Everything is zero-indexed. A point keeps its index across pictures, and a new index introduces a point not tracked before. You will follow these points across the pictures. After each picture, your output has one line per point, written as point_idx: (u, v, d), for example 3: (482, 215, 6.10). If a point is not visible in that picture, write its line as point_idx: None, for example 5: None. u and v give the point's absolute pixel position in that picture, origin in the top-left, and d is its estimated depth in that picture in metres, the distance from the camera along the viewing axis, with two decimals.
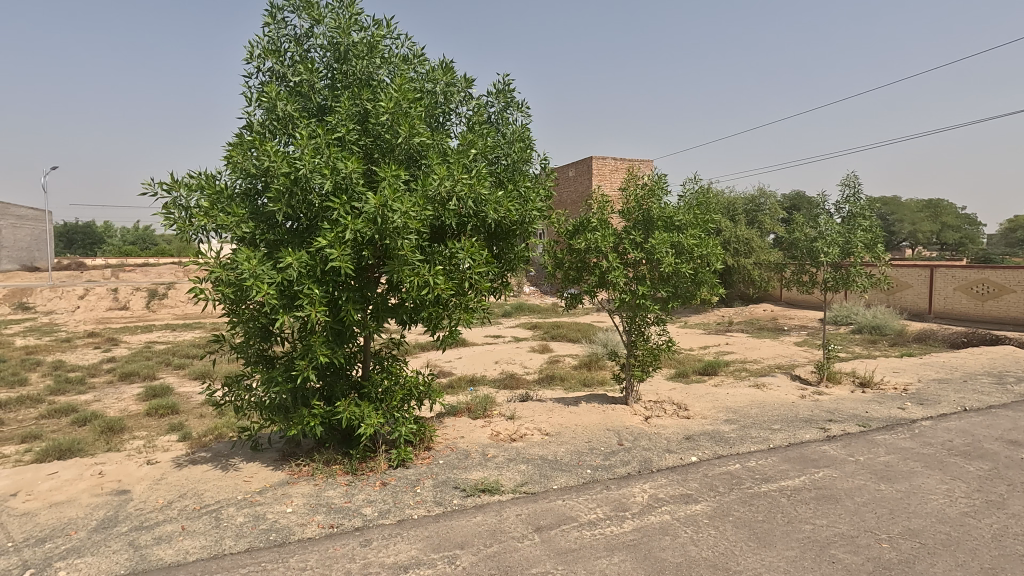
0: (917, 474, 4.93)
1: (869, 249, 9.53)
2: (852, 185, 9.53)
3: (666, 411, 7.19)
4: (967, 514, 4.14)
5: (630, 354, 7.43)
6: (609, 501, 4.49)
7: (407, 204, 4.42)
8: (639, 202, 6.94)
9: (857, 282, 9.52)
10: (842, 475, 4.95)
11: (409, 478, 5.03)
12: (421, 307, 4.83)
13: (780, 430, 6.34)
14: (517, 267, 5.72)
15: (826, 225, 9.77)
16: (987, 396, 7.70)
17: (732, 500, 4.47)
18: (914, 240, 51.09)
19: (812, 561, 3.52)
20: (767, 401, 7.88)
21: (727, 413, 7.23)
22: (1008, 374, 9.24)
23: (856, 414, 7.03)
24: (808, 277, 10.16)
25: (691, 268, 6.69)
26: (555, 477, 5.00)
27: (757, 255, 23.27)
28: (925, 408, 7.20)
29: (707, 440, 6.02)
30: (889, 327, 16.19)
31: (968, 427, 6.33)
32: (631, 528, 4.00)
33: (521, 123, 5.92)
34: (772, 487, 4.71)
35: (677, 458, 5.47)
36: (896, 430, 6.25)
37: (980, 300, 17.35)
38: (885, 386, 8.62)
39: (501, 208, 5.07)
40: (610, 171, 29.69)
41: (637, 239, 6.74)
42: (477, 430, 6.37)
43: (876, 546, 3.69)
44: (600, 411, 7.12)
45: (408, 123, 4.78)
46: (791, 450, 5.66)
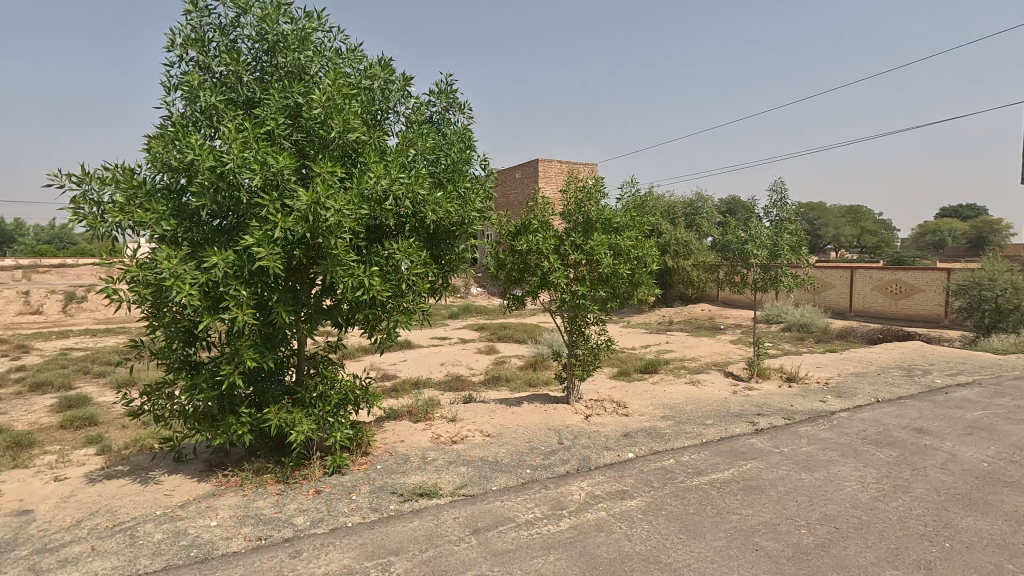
0: (834, 462, 5.26)
1: (795, 252, 10.09)
2: (778, 191, 10.10)
3: (606, 409, 7.35)
4: (877, 498, 4.44)
5: (571, 353, 7.54)
6: (547, 500, 4.53)
7: (341, 202, 4.28)
8: (579, 205, 7.05)
9: (783, 283, 10.06)
10: (768, 466, 5.20)
11: (344, 484, 4.88)
12: (357, 309, 4.70)
13: (712, 425, 6.61)
14: (458, 269, 5.69)
15: (755, 228, 10.27)
16: (897, 388, 8.32)
17: (665, 494, 4.60)
18: (837, 242, 54.60)
19: (737, 549, 3.67)
20: (701, 397, 8.21)
21: (664, 409, 7.48)
22: (916, 367, 10.01)
23: (782, 407, 7.41)
24: (739, 277, 10.63)
25: (629, 269, 6.83)
26: (495, 478, 5.00)
27: (695, 256, 24.22)
28: (844, 400, 7.69)
29: (643, 437, 6.18)
30: (815, 325, 17.19)
31: (880, 416, 6.81)
32: (568, 526, 4.05)
33: (461, 124, 5.92)
34: (703, 480, 4.90)
35: (615, 454, 5.59)
36: (817, 422, 6.64)
37: (894, 298, 18.74)
38: (809, 380, 9.17)
39: (440, 209, 5.02)
40: (556, 173, 30.24)
41: (577, 241, 6.83)
42: (418, 433, 6.29)
43: (796, 532, 3.89)
44: (542, 411, 7.19)
45: (343, 118, 4.63)
46: (722, 444, 5.90)
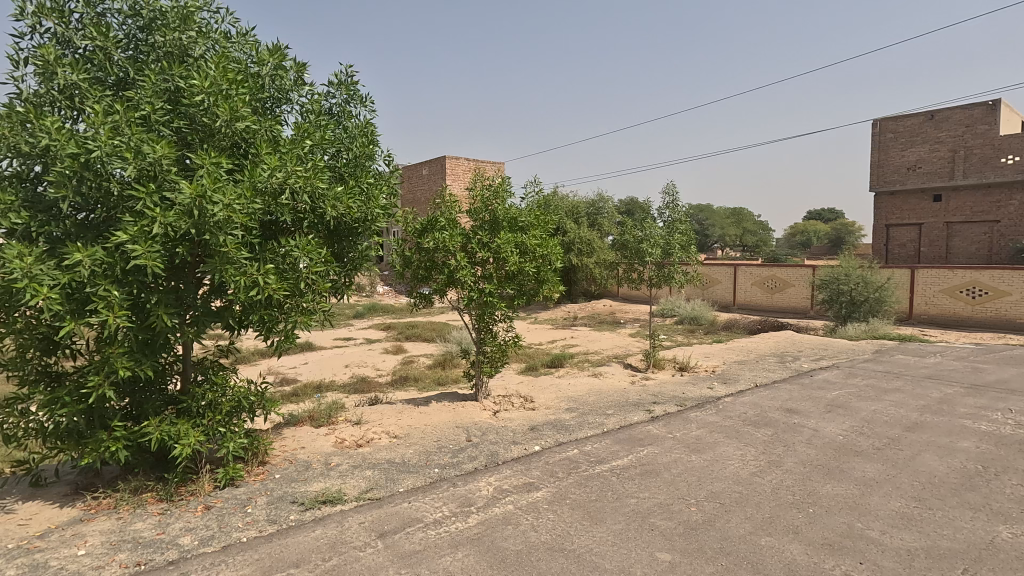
0: (719, 443, 5.74)
1: (685, 250, 10.87)
2: (671, 194, 10.82)
3: (514, 404, 7.49)
4: (755, 473, 4.92)
5: (479, 350, 7.58)
6: (455, 498, 4.53)
7: (231, 196, 3.98)
8: (485, 203, 7.10)
9: (675, 279, 10.79)
10: (662, 451, 5.57)
11: (238, 497, 4.57)
12: (251, 310, 4.41)
13: (613, 414, 6.96)
14: (361, 267, 5.52)
15: (651, 228, 10.93)
16: (772, 373, 9.25)
17: (569, 484, 4.78)
18: (723, 241, 59.40)
19: (634, 530, 3.90)
20: (603, 388, 8.61)
21: (568, 401, 7.75)
22: (787, 354, 11.17)
23: (675, 395, 7.97)
24: (637, 274, 11.25)
25: (534, 267, 6.99)
26: (402, 479, 4.92)
27: (598, 254, 25.28)
28: (728, 386, 8.41)
29: (549, 429, 6.37)
30: (704, 318, 18.61)
31: (758, 400, 7.54)
32: (476, 522, 4.08)
33: (363, 117, 5.75)
34: (604, 467, 5.15)
35: (522, 448, 5.71)
36: (705, 407, 7.21)
37: (770, 292, 20.75)
38: (698, 369, 9.92)
39: (341, 204, 4.84)
40: (463, 171, 30.25)
41: (483, 240, 6.86)
42: (321, 438, 6.03)
43: (686, 510, 4.20)
44: (450, 409, 7.18)
45: (230, 106, 4.32)
46: (622, 432, 6.23)
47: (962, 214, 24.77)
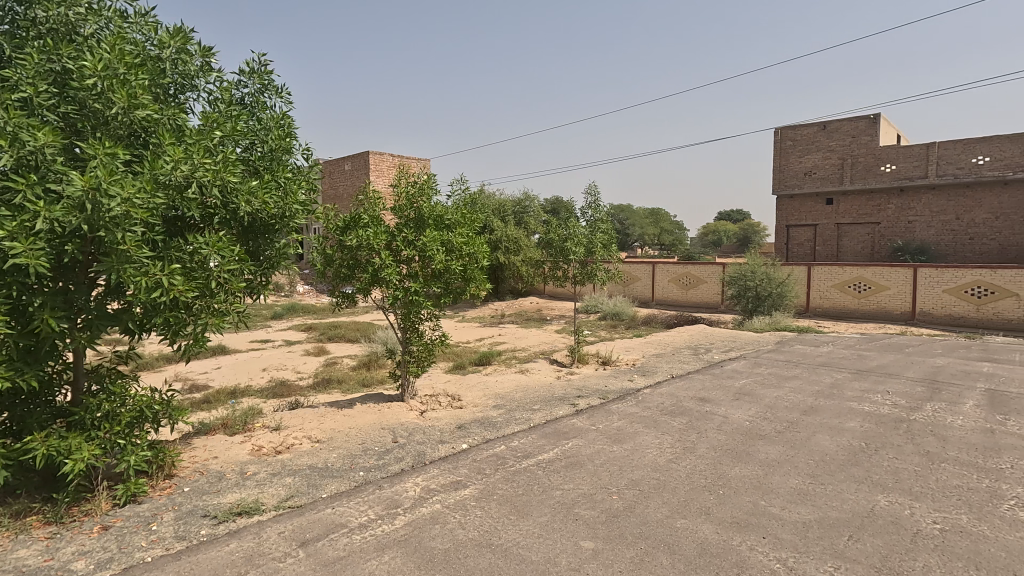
0: (639, 433, 6.02)
1: (606, 249, 11.27)
2: (593, 194, 11.17)
3: (441, 403, 7.46)
4: (671, 460, 5.20)
5: (405, 350, 7.47)
6: (381, 500, 4.45)
7: (129, 189, 3.67)
8: (410, 200, 6.99)
9: (598, 277, 11.17)
10: (586, 443, 5.76)
11: (141, 514, 4.23)
12: (154, 312, 4.09)
13: (539, 410, 7.10)
14: (279, 266, 5.27)
15: (574, 227, 11.24)
16: (686, 365, 9.80)
17: (497, 479, 4.83)
18: (642, 240, 62.02)
19: (560, 521, 4.01)
20: (529, 384, 8.76)
21: (495, 398, 7.82)
22: (701, 347, 11.87)
23: (598, 388, 8.26)
24: (561, 272, 11.53)
25: (461, 265, 6.97)
26: (325, 485, 4.76)
27: (524, 252, 25.62)
28: (647, 378, 8.83)
29: (477, 427, 6.39)
30: (625, 314, 19.38)
31: (674, 390, 7.98)
32: (402, 523, 4.03)
33: (279, 109, 5.49)
34: (531, 462, 5.25)
35: (450, 447, 5.71)
36: (626, 399, 7.53)
37: (685, 289, 21.94)
38: (620, 363, 10.33)
39: (255, 199, 4.60)
40: (388, 167, 29.62)
41: (409, 238, 6.75)
42: (235, 447, 5.70)
43: (608, 499, 4.38)
44: (376, 410, 7.03)
45: (127, 92, 3.98)
46: (548, 426, 6.37)
47: (849, 217, 27.30)
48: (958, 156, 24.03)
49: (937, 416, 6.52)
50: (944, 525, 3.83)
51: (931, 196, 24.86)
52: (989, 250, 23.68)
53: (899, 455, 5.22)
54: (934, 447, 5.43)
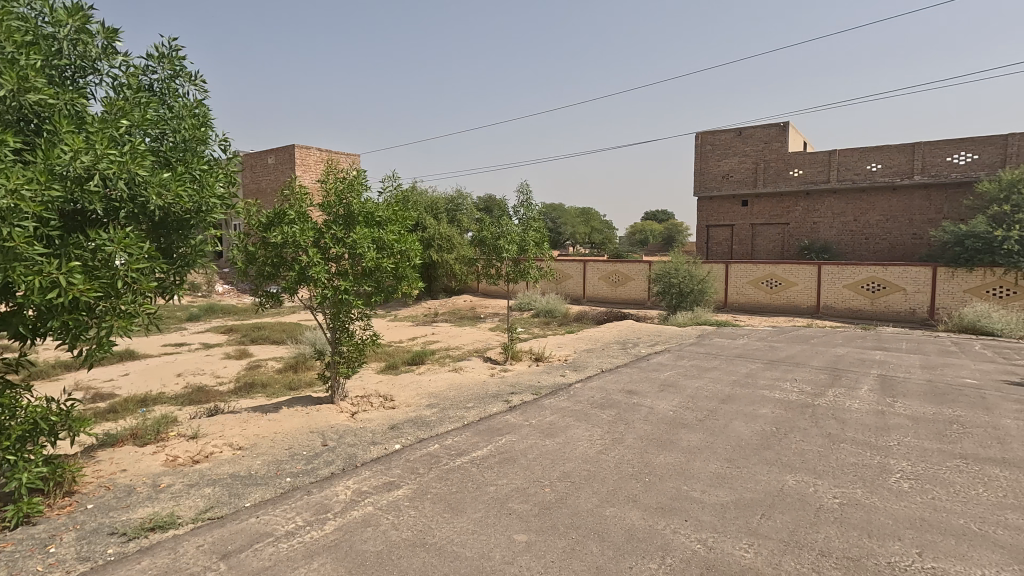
0: (570, 427, 6.17)
1: (538, 247, 11.44)
2: (525, 193, 11.31)
3: (373, 404, 7.31)
4: (601, 451, 5.38)
5: (334, 350, 7.25)
6: (309, 506, 4.30)
7: (19, 180, 3.33)
8: (339, 196, 6.77)
9: (530, 275, 11.33)
10: (519, 438, 5.84)
11: (36, 537, 3.85)
12: (50, 315, 3.73)
13: (473, 407, 7.12)
14: (195, 264, 4.96)
15: (507, 225, 11.33)
16: (615, 359, 10.15)
17: (431, 478, 4.80)
18: (573, 239, 63.35)
19: (494, 516, 4.05)
20: (463, 382, 8.75)
21: (429, 397, 7.76)
22: (629, 342, 12.32)
23: (531, 384, 8.39)
24: (494, 270, 11.59)
25: (392, 263, 6.84)
26: (249, 494, 4.54)
27: (457, 250, 25.50)
28: (578, 373, 9.06)
29: (410, 426, 6.31)
30: (557, 311, 19.75)
31: (604, 384, 8.24)
32: (333, 528, 3.92)
33: (193, 97, 5.16)
34: (465, 459, 5.26)
35: (382, 448, 5.60)
36: (558, 394, 7.69)
37: (614, 286, 22.66)
38: (552, 359, 10.53)
39: (167, 193, 4.30)
40: (314, 162, 28.53)
41: (338, 234, 6.53)
42: (147, 458, 5.31)
43: (541, 491, 4.47)
44: (304, 413, 6.78)
45: (18, 74, 3.62)
46: (481, 424, 6.40)
47: (763, 217, 29.23)
48: (855, 163, 26.28)
49: (837, 400, 7.14)
50: (842, 499, 4.21)
51: (833, 199, 27.08)
52: (881, 249, 26.09)
53: (805, 437, 5.68)
54: (834, 429, 5.95)
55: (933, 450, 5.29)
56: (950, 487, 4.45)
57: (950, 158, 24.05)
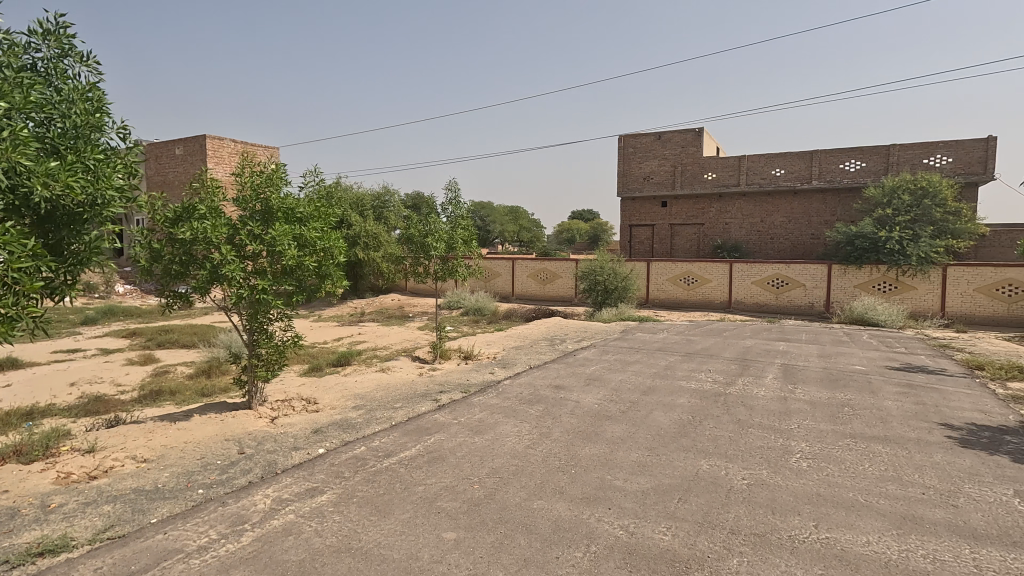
0: (499, 423, 6.23)
1: (467, 245, 11.43)
2: (453, 190, 11.26)
3: (295, 408, 7.02)
4: (529, 446, 5.47)
5: (252, 353, 6.89)
6: (224, 518, 4.07)
7: None
8: (255, 191, 6.42)
9: (459, 273, 11.30)
10: (448, 436, 5.82)
11: None
12: None
13: (401, 407, 7.01)
14: (90, 262, 4.54)
15: (435, 223, 11.23)
16: (543, 355, 10.34)
17: (357, 481, 4.68)
18: (503, 237, 63.74)
19: (422, 516, 4.01)
20: (391, 383, 8.59)
21: (355, 399, 7.55)
22: (556, 338, 12.59)
23: (460, 382, 8.37)
24: (422, 268, 11.46)
25: (315, 261, 6.59)
26: (155, 509, 4.22)
27: (384, 248, 24.94)
28: (507, 370, 9.15)
29: (334, 430, 6.11)
30: (487, 309, 19.82)
31: (532, 380, 8.38)
32: (250, 539, 3.74)
33: (86, 80, 4.71)
34: (392, 460, 5.17)
35: (305, 453, 5.40)
36: (487, 391, 7.73)
37: (542, 284, 23.04)
38: (481, 356, 10.57)
39: (56, 184, 3.90)
40: (228, 154, 26.89)
41: (255, 231, 6.19)
42: (34, 476, 4.81)
43: (470, 488, 4.48)
44: (218, 420, 6.39)
45: None
46: (410, 424, 6.31)
47: (681, 217, 30.77)
48: (762, 168, 28.27)
49: (746, 389, 7.67)
50: (749, 480, 4.53)
51: (743, 202, 28.98)
52: (784, 248, 28.23)
53: (718, 424, 6.05)
54: (744, 415, 6.39)
55: (827, 431, 5.81)
56: (841, 464, 4.91)
57: (842, 165, 26.42)
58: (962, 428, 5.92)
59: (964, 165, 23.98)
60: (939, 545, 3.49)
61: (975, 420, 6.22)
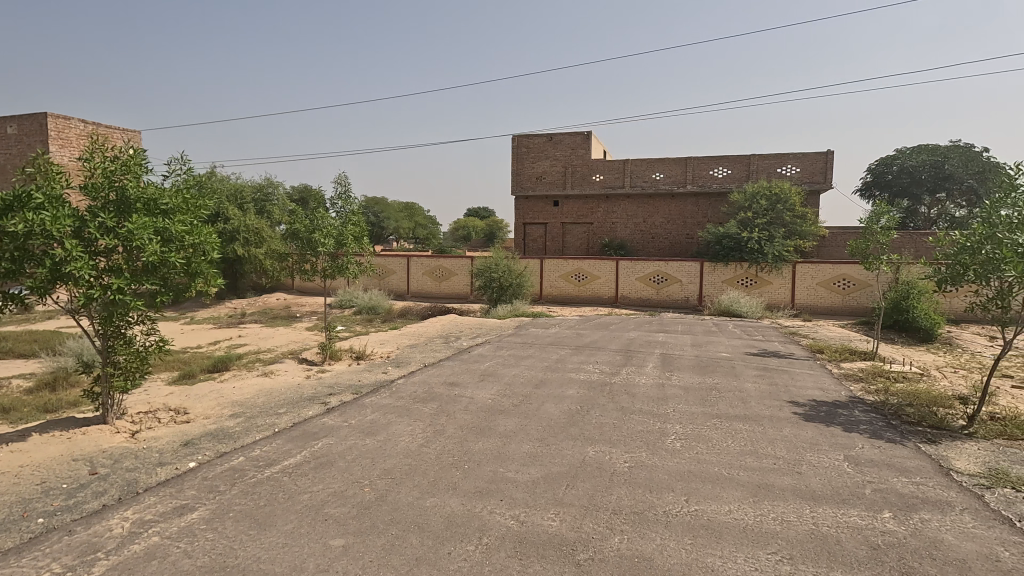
0: (392, 424, 6.10)
1: (358, 241, 11.02)
2: (342, 184, 10.80)
3: (161, 420, 6.35)
4: (423, 445, 5.42)
5: (107, 361, 6.13)
6: (71, 548, 3.58)
7: None
8: (109, 178, 5.70)
9: (349, 270, 10.87)
10: (337, 440, 5.59)
11: None
12: None
13: (285, 413, 6.61)
14: None
15: (323, 218, 10.70)
16: (438, 353, 10.27)
17: (234, 495, 4.35)
18: (397, 234, 62.31)
19: (308, 526, 3.82)
20: (274, 387, 8.06)
21: (232, 407, 6.99)
22: (451, 335, 12.56)
23: (351, 384, 8.06)
24: (309, 265, 10.88)
25: (183, 258, 5.99)
26: None
27: (267, 244, 23.32)
28: (401, 369, 8.97)
29: (208, 441, 5.62)
30: (380, 307, 19.27)
31: (427, 378, 8.28)
32: (105, 568, 3.33)
33: None
34: (275, 469, 4.86)
35: (172, 468, 4.91)
36: (379, 391, 7.53)
37: (438, 281, 22.86)
38: (374, 356, 10.26)
39: None
40: (77, 135, 23.60)
41: (108, 223, 5.50)
42: None
43: (360, 492, 4.34)
44: (63, 439, 5.61)
45: None
46: (295, 429, 5.98)
47: (572, 217, 32.03)
48: (644, 172, 30.26)
49: (629, 378, 8.19)
50: (631, 463, 4.85)
51: (627, 203, 30.82)
52: (664, 247, 30.42)
53: (604, 412, 6.40)
54: (626, 402, 6.82)
55: (698, 413, 6.39)
56: (709, 442, 5.41)
57: (712, 172, 29.01)
58: (806, 404, 6.79)
59: (809, 175, 27.39)
60: (786, 507, 3.98)
61: (815, 397, 7.16)
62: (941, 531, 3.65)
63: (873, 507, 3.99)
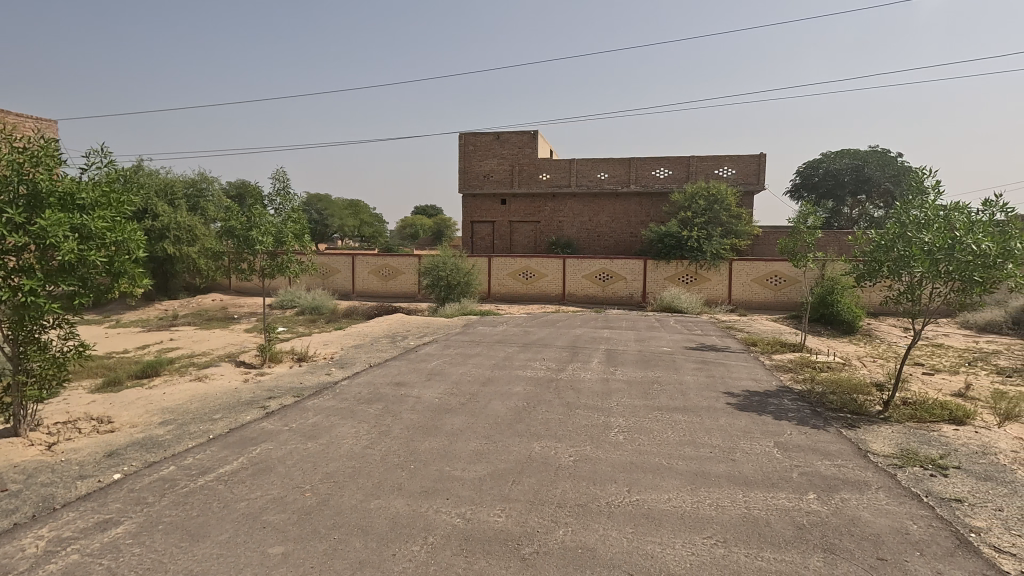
0: (335, 426, 5.95)
1: (298, 239, 10.66)
2: (281, 180, 10.42)
3: (82, 431, 5.93)
4: (367, 446, 5.32)
5: (18, 369, 5.67)
6: None
7: None
8: (16, 170, 5.25)
9: (290, 269, 10.51)
10: (277, 445, 5.40)
11: None
12: None
13: (220, 419, 6.32)
14: None
15: (261, 215, 10.29)
16: (383, 353, 10.10)
17: (163, 506, 4.13)
18: (343, 232, 60.72)
19: (244, 534, 3.68)
20: (208, 392, 7.69)
21: (162, 414, 6.62)
22: (397, 335, 12.37)
23: (292, 387, 7.80)
24: (246, 264, 10.44)
25: (104, 257, 5.60)
26: None
27: (201, 243, 22.18)
28: (344, 370, 8.76)
29: (135, 451, 5.30)
30: (324, 308, 18.74)
31: (371, 379, 8.12)
32: None
33: None
34: (208, 478, 4.65)
35: (94, 481, 4.60)
36: (322, 394, 7.32)
37: (384, 280, 22.46)
38: (316, 357, 9.98)
39: None
40: None
41: (16, 219, 5.07)
42: None
43: (301, 497, 4.22)
44: None
45: None
46: (231, 435, 5.73)
47: (519, 215, 32.23)
48: (588, 172, 30.86)
49: (575, 374, 8.32)
50: (575, 457, 4.94)
51: (573, 202, 31.33)
52: (609, 245, 31.09)
53: (549, 408, 6.49)
54: (572, 398, 6.93)
55: (640, 406, 6.58)
56: (650, 434, 5.59)
57: (654, 172, 29.91)
58: (740, 395, 7.13)
59: (743, 176, 28.71)
60: (720, 493, 4.17)
61: (749, 388, 7.53)
62: (859, 508, 3.94)
63: (799, 489, 4.25)
